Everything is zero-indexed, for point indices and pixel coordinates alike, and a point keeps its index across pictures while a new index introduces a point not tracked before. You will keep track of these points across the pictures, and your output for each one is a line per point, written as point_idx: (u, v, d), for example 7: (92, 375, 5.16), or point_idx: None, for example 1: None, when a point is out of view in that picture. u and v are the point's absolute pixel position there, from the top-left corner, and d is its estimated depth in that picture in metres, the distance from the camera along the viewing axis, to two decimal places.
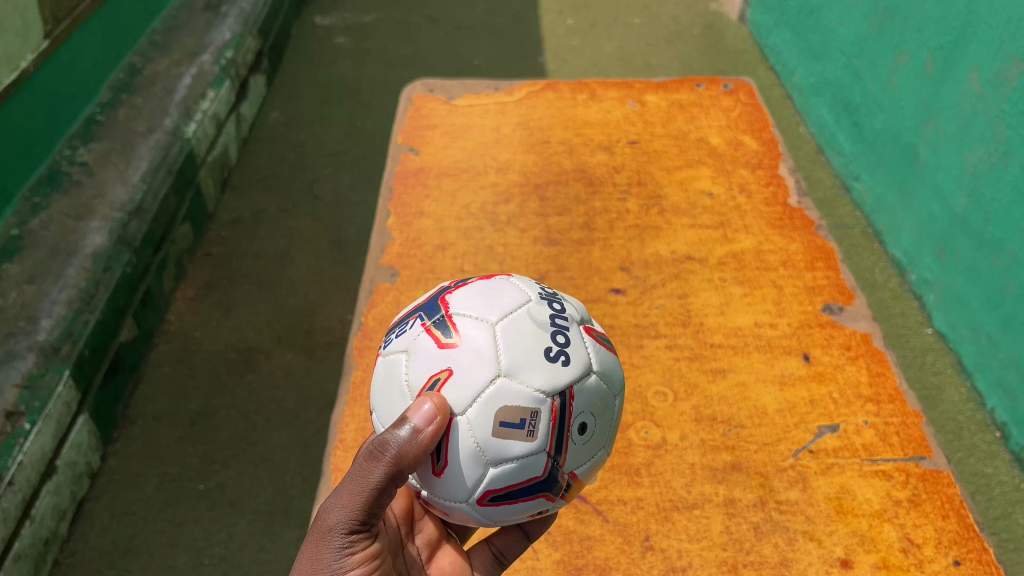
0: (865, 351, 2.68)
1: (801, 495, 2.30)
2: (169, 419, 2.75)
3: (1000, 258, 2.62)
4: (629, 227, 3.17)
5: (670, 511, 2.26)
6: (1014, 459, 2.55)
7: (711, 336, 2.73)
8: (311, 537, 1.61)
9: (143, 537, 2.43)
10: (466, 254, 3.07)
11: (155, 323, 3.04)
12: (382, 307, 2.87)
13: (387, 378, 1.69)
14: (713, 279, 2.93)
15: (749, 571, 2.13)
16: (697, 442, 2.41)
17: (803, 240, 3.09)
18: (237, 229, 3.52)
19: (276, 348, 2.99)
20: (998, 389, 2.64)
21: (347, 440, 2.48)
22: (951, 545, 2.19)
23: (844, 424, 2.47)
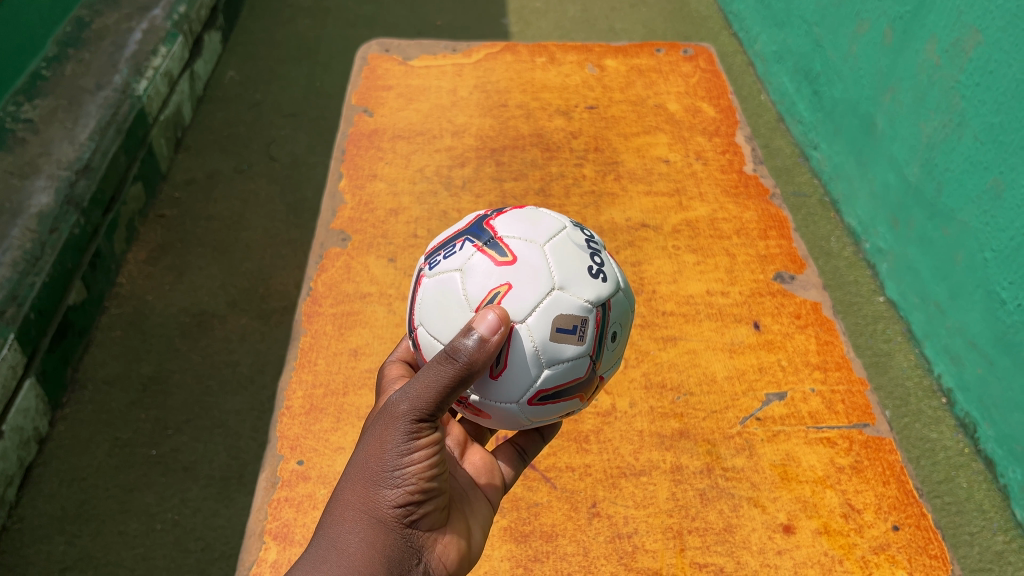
0: (815, 319, 2.75)
1: (748, 462, 2.36)
2: (120, 383, 2.70)
3: (951, 228, 2.67)
4: (585, 194, 3.17)
5: (617, 477, 2.31)
6: (959, 424, 2.62)
7: (663, 304, 2.77)
8: (379, 424, 1.54)
9: (94, 501, 2.39)
10: (419, 219, 3.20)
11: (105, 286, 2.97)
12: (332, 274, 3.05)
13: (438, 295, 1.66)
14: (667, 247, 2.96)
15: (694, 537, 2.20)
16: (646, 409, 2.47)
17: (757, 209, 3.15)
18: (191, 190, 3.45)
19: (232, 312, 2.95)
20: (945, 356, 2.70)
21: (293, 408, 2.63)
22: (891, 510, 2.27)
23: (792, 391, 2.53)
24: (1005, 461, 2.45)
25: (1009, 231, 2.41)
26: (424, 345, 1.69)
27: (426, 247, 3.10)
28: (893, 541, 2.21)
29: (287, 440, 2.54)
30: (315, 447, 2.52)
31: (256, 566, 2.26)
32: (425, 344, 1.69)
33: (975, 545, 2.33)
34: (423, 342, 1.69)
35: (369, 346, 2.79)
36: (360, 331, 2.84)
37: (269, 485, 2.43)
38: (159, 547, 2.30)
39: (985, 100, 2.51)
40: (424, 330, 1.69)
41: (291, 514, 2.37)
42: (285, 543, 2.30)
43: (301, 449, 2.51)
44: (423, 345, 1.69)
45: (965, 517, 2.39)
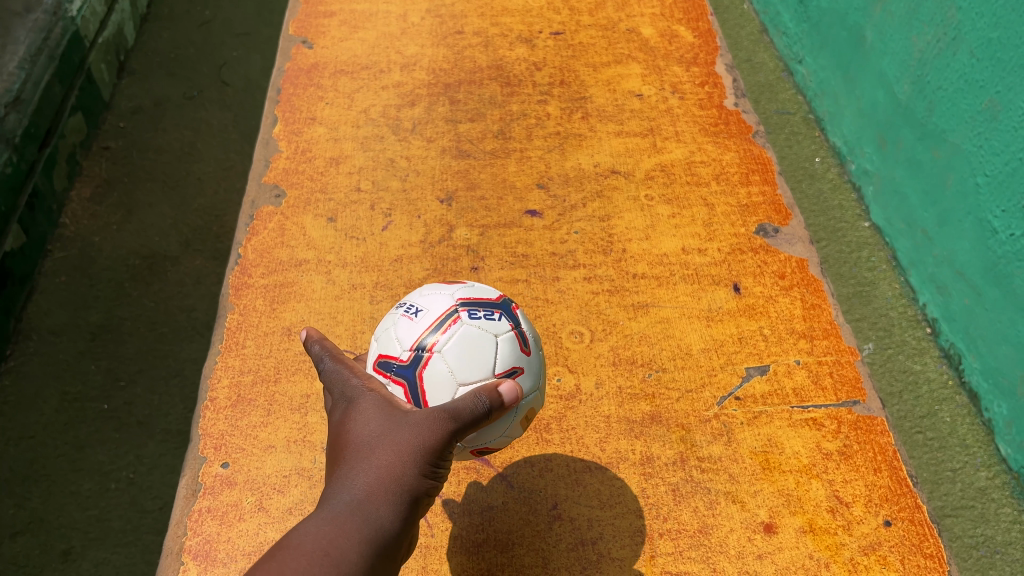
0: (800, 279, 2.29)
1: (725, 450, 1.93)
2: (68, 333, 2.55)
3: (941, 151, 2.52)
4: (549, 136, 2.74)
5: (581, 473, 1.89)
6: (944, 356, 2.53)
7: (634, 265, 2.33)
8: (403, 424, 1.34)
9: (43, 461, 2.26)
10: (364, 168, 2.60)
11: (47, 228, 2.78)
12: (263, 237, 2.39)
13: (470, 347, 1.55)
14: (639, 197, 2.52)
15: (667, 542, 1.79)
16: (614, 390, 2.03)
17: (738, 148, 2.70)
18: (137, 119, 3.22)
19: (184, 253, 2.79)
20: (931, 286, 2.59)
21: (218, 400, 2.02)
22: (882, 502, 1.85)
23: (775, 364, 2.10)
24: (989, 395, 2.36)
25: (1004, 155, 2.26)
26: (429, 373, 1.53)
27: (370, 202, 2.49)
28: (884, 541, 1.79)
29: (209, 439, 1.95)
30: (241, 447, 1.92)
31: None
32: (432, 374, 1.53)
33: (958, 481, 2.27)
34: (430, 373, 1.53)
35: (304, 323, 2.16)
36: (295, 305, 2.21)
37: (189, 493, 1.86)
38: (114, 508, 2.19)
39: (983, 12, 2.33)
40: (439, 362, 1.53)
41: (214, 529, 1.80)
42: (206, 564, 1.75)
43: (226, 450, 1.92)
44: (428, 373, 1.53)
45: (947, 453, 2.32)
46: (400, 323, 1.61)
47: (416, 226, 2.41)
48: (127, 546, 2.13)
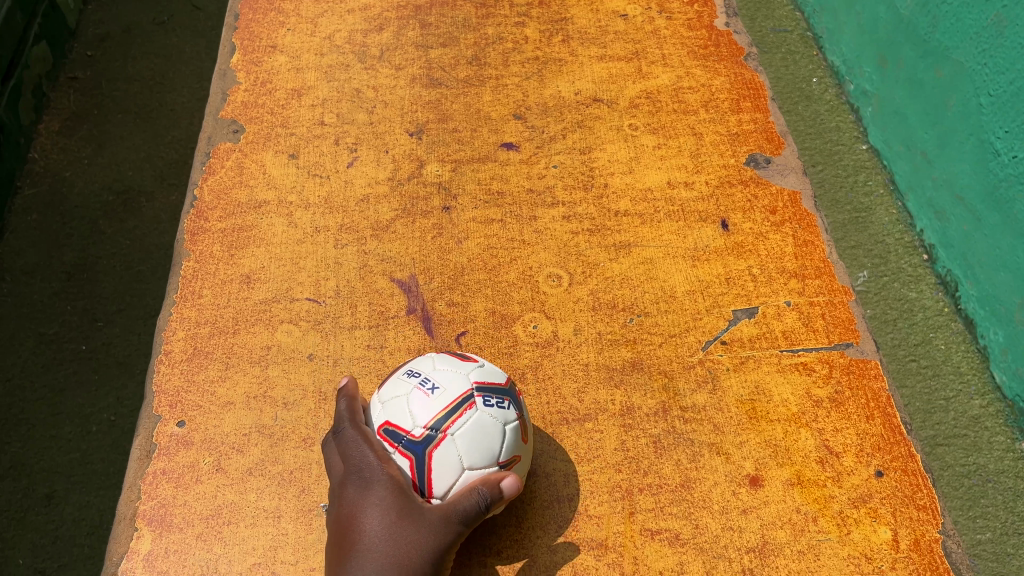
0: (793, 214, 2.04)
1: (710, 399, 1.75)
2: (41, 274, 2.47)
3: (944, 69, 2.42)
4: (527, 60, 2.34)
5: (558, 425, 1.71)
6: (940, 283, 2.46)
7: (616, 202, 2.05)
8: (418, 520, 1.34)
9: (22, 404, 2.22)
10: (329, 99, 2.24)
11: (15, 164, 2.67)
12: (220, 177, 2.08)
13: (483, 440, 1.37)
14: (623, 127, 2.19)
15: (646, 497, 1.63)
16: (594, 336, 1.83)
17: (729, 74, 2.32)
18: (105, 48, 3.07)
19: (160, 188, 2.70)
20: (928, 211, 2.51)
21: (174, 353, 1.79)
22: (874, 451, 1.69)
23: (764, 307, 1.88)
24: (986, 322, 2.32)
25: (1010, 73, 2.19)
26: (440, 457, 1.35)
27: (335, 136, 2.16)
28: (877, 492, 1.64)
29: (164, 395, 1.74)
30: (199, 404, 1.73)
31: (126, 560, 1.55)
32: (442, 458, 1.35)
33: (951, 410, 2.24)
34: (442, 458, 1.35)
35: (266, 270, 1.91)
36: (255, 251, 1.95)
37: (142, 455, 1.67)
38: (97, 451, 2.16)
39: None
40: (450, 447, 1.36)
41: (170, 492, 1.62)
42: (162, 530, 1.58)
43: (183, 407, 1.72)
44: (439, 458, 1.35)
45: (941, 382, 2.28)
46: (412, 394, 1.40)
47: (383, 162, 2.10)
48: (112, 488, 2.10)
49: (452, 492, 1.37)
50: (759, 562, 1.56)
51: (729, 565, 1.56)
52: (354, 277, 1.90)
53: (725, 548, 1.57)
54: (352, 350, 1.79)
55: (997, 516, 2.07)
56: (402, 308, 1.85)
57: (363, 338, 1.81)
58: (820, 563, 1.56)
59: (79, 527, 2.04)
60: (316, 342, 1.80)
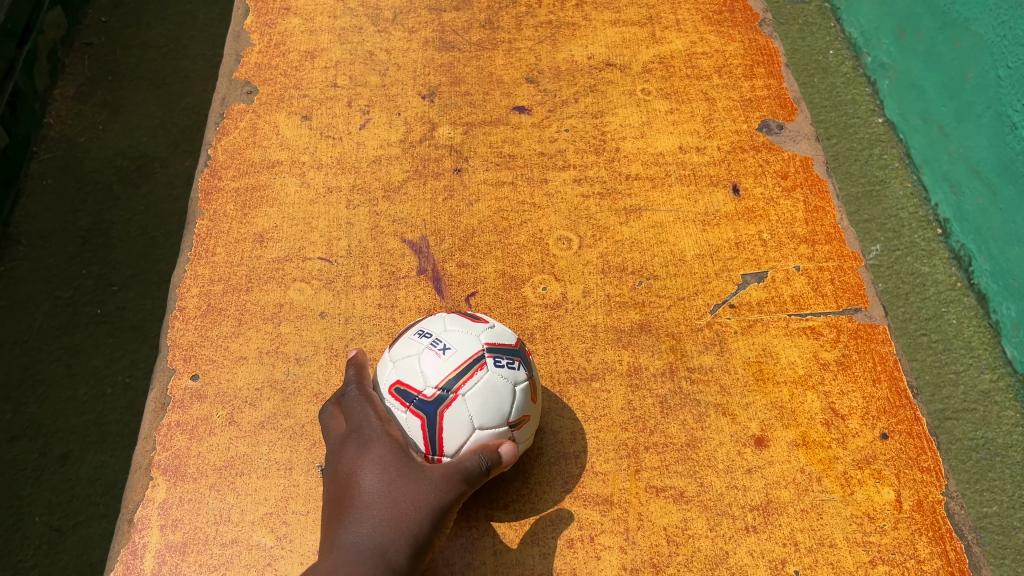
0: (805, 179, 2.03)
1: (717, 360, 1.76)
2: (57, 237, 2.50)
3: (962, 41, 2.42)
4: (541, 24, 2.33)
5: (565, 384, 1.72)
6: (953, 258, 2.45)
7: (627, 166, 2.05)
8: (418, 477, 1.33)
9: (39, 365, 2.25)
10: (341, 62, 2.23)
11: (31, 129, 2.69)
12: (234, 137, 2.09)
13: (494, 401, 1.39)
14: (635, 91, 2.18)
15: (652, 456, 1.64)
16: (602, 298, 1.84)
17: (744, 40, 2.30)
18: (118, 13, 3.07)
19: (174, 154, 2.71)
20: (944, 184, 2.49)
21: (188, 309, 1.81)
22: (880, 415, 1.69)
23: (773, 271, 1.89)
24: (999, 297, 2.31)
25: None
26: (451, 416, 1.37)
27: (348, 98, 2.16)
28: (881, 454, 1.65)
29: (178, 350, 1.76)
30: (212, 358, 1.75)
31: (141, 508, 1.58)
32: (453, 418, 1.37)
33: (961, 384, 2.24)
34: (453, 417, 1.37)
35: (278, 230, 1.93)
36: (268, 210, 1.96)
37: (157, 407, 1.69)
38: (112, 412, 2.19)
39: None
40: (461, 407, 1.37)
41: (183, 443, 1.64)
42: (176, 479, 1.60)
43: (196, 361, 1.74)
44: (451, 417, 1.37)
45: (951, 355, 2.29)
46: (423, 354, 1.41)
47: (395, 125, 2.10)
48: (126, 449, 2.13)
49: (463, 451, 1.38)
50: (763, 520, 1.57)
51: (732, 523, 1.57)
52: (366, 237, 1.91)
53: (729, 507, 1.59)
54: (363, 308, 1.81)
55: (1005, 489, 2.08)
56: (413, 269, 1.86)
57: (374, 297, 1.82)
58: (823, 522, 1.57)
59: (94, 486, 2.07)
60: (327, 301, 1.82)
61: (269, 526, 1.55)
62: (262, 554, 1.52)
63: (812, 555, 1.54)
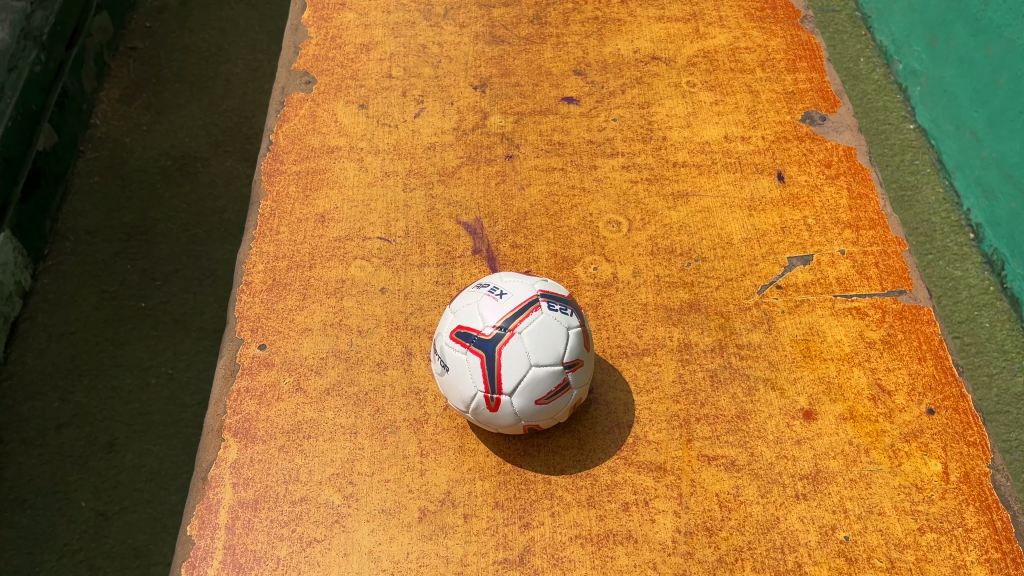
0: (848, 168, 2.05)
1: (765, 338, 1.78)
2: (103, 234, 2.57)
3: (995, 48, 2.45)
4: (587, 20, 2.37)
5: (617, 358, 1.75)
6: (986, 262, 2.46)
7: (674, 154, 2.08)
8: None
9: (86, 356, 2.31)
10: (396, 55, 2.29)
11: (78, 129, 2.77)
12: (293, 124, 2.14)
13: (550, 340, 1.42)
14: (681, 83, 2.22)
15: (703, 428, 1.66)
16: (652, 279, 1.87)
17: (785, 36, 2.33)
18: (162, 19, 3.16)
19: (215, 154, 2.77)
20: (976, 190, 2.51)
21: (254, 283, 1.86)
22: (926, 391, 1.70)
23: (818, 255, 1.91)
24: None
25: None
26: (508, 353, 1.40)
27: (402, 89, 2.21)
28: (928, 429, 1.66)
29: (246, 321, 1.81)
30: (279, 329, 1.79)
31: (215, 466, 1.62)
32: (511, 354, 1.40)
33: (994, 386, 2.25)
34: (511, 354, 1.40)
35: (338, 211, 1.97)
36: (329, 193, 2.01)
37: (227, 372, 1.73)
38: (156, 401, 2.23)
39: None
40: (518, 345, 1.40)
41: (253, 408, 1.69)
42: (247, 440, 1.64)
43: (264, 332, 1.79)
44: (508, 354, 1.40)
45: (984, 358, 2.30)
46: (482, 300, 1.45)
47: (449, 114, 2.15)
48: (170, 438, 2.17)
49: (523, 385, 1.41)
50: (812, 488, 1.59)
51: (783, 490, 1.59)
52: (422, 219, 1.96)
53: (780, 475, 1.61)
54: (421, 285, 1.85)
55: None
56: (468, 249, 1.90)
57: (432, 275, 1.86)
58: (872, 491, 1.59)
59: (138, 472, 2.11)
60: (387, 277, 1.86)
61: (337, 485, 1.59)
62: (330, 512, 1.56)
63: (861, 522, 1.56)
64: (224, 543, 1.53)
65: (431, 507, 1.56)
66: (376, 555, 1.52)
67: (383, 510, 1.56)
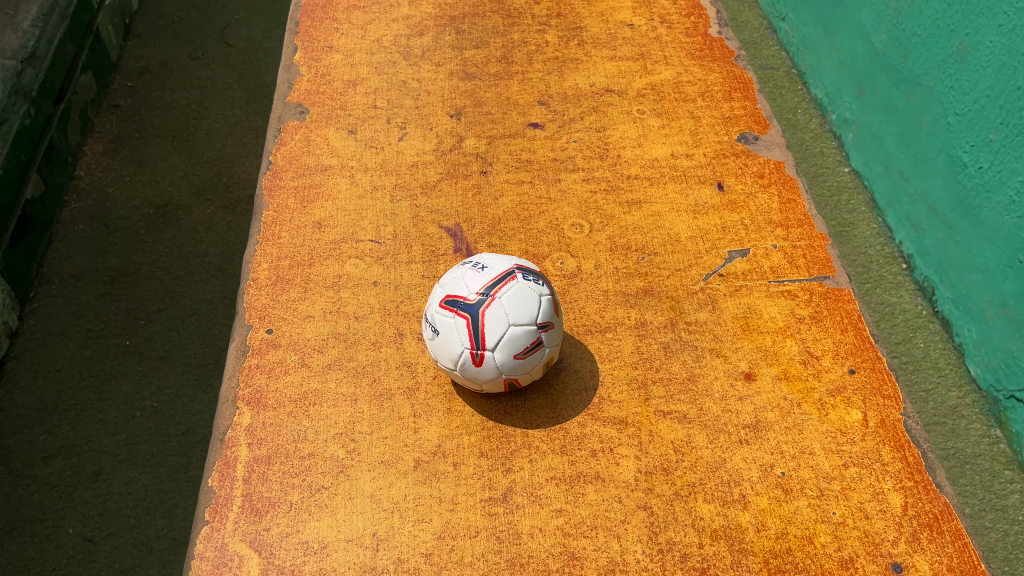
0: (778, 178, 2.31)
1: (710, 316, 2.01)
2: (87, 277, 2.67)
3: (915, 94, 2.68)
4: (548, 60, 2.62)
5: (583, 335, 1.97)
6: (919, 288, 2.68)
7: (628, 168, 2.32)
8: None
9: (70, 391, 2.39)
10: (380, 89, 2.51)
11: (63, 180, 2.90)
12: (290, 146, 2.34)
13: (525, 303, 1.61)
14: (632, 110, 2.46)
15: (659, 390, 1.88)
16: (611, 270, 2.09)
17: (722, 71, 2.59)
18: (144, 79, 3.33)
19: (196, 203, 2.90)
20: (906, 224, 2.73)
21: (261, 279, 2.05)
22: (848, 355, 1.95)
23: (754, 249, 2.15)
24: (961, 321, 2.51)
25: (973, 93, 2.43)
26: (490, 314, 1.59)
27: (387, 117, 2.43)
28: (850, 385, 1.90)
29: (254, 310, 2.00)
30: (284, 317, 1.99)
31: (231, 429, 1.80)
32: (492, 316, 1.59)
33: (930, 400, 2.43)
34: (493, 316, 1.59)
35: (333, 219, 2.18)
36: (324, 204, 2.21)
37: (239, 353, 1.92)
38: (140, 433, 2.31)
39: None
40: (497, 308, 1.59)
41: (263, 380, 1.87)
42: (259, 408, 1.83)
43: (270, 318, 1.98)
44: (490, 315, 1.59)
45: (921, 375, 2.49)
46: (466, 273, 1.65)
47: (429, 137, 2.38)
48: (155, 466, 2.25)
49: (503, 341, 1.60)
50: (754, 435, 1.82)
51: (729, 437, 1.81)
52: (409, 224, 2.17)
53: (725, 425, 1.83)
54: (410, 278, 2.06)
55: (975, 493, 2.25)
56: (450, 248, 2.11)
57: (419, 269, 2.07)
58: (803, 436, 1.82)
59: (124, 500, 2.18)
60: (379, 272, 2.07)
61: (341, 442, 1.78)
62: (336, 464, 1.75)
63: (795, 460, 1.78)
64: (241, 492, 1.71)
65: (424, 458, 1.76)
66: (377, 497, 1.71)
67: (382, 461, 1.76)
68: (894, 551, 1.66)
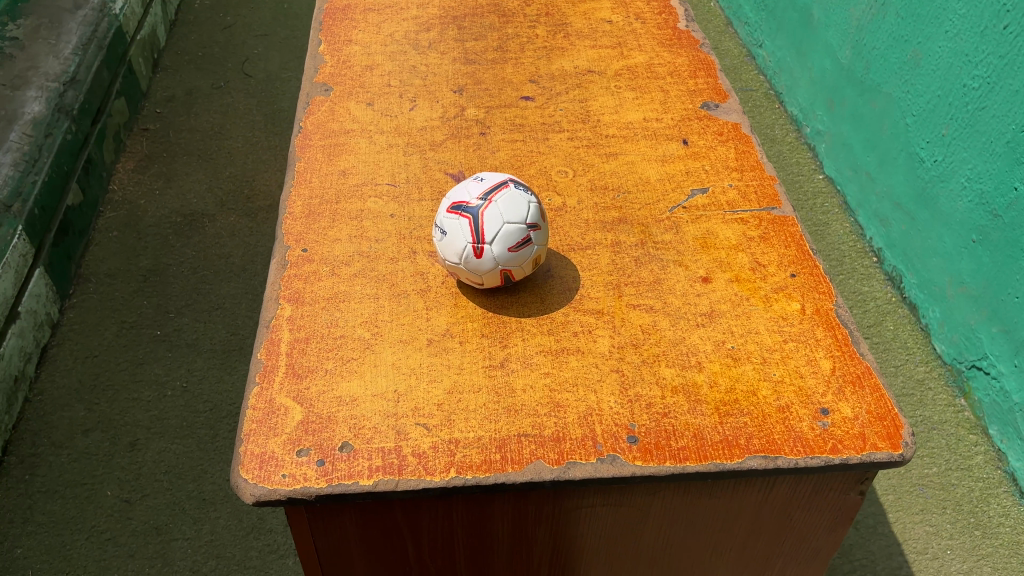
0: (736, 135, 2.33)
1: (674, 237, 2.01)
2: (121, 276, 2.91)
3: (877, 101, 2.94)
4: (538, 49, 2.72)
5: (566, 250, 1.96)
6: (888, 279, 2.90)
7: (607, 130, 2.36)
8: None
9: (107, 374, 2.60)
10: (394, 73, 2.58)
11: (99, 193, 3.15)
12: (317, 115, 2.37)
13: (518, 206, 1.72)
14: (610, 86, 2.53)
15: (630, 293, 1.86)
16: (591, 204, 2.09)
17: (688, 56, 2.66)
18: (171, 106, 3.61)
19: (220, 212, 3.15)
20: (875, 220, 2.97)
21: (297, 210, 2.05)
22: (791, 263, 1.93)
23: (713, 187, 2.15)
24: (926, 303, 2.72)
25: (927, 95, 2.69)
26: (488, 214, 1.70)
27: (399, 93, 2.49)
28: (792, 285, 1.88)
29: (292, 233, 1.99)
30: (318, 239, 1.97)
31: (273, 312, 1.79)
32: (490, 216, 1.70)
33: (900, 374, 2.63)
34: (490, 216, 1.70)
35: (356, 168, 2.19)
36: (348, 157, 2.22)
37: (280, 265, 1.91)
38: (171, 409, 2.52)
39: None
40: (494, 210, 1.71)
41: (301, 285, 1.86)
42: (299, 302, 1.81)
43: (307, 238, 1.97)
44: (488, 215, 1.70)
45: (890, 353, 2.69)
46: (467, 184, 1.77)
47: (437, 107, 2.43)
48: (185, 438, 2.45)
49: (500, 237, 1.70)
50: (709, 320, 1.80)
51: (687, 321, 1.79)
52: (420, 172, 2.18)
53: (684, 314, 1.81)
54: (423, 211, 2.06)
55: (942, 454, 2.43)
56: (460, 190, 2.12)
57: (430, 205, 2.07)
58: (749, 319, 1.79)
59: (157, 466, 2.38)
60: (396, 207, 2.07)
61: (368, 326, 1.76)
62: (362, 341, 1.73)
63: (742, 337, 1.75)
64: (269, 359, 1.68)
65: (435, 337, 1.74)
66: (399, 365, 1.68)
67: (401, 340, 1.74)
68: (824, 399, 1.62)
